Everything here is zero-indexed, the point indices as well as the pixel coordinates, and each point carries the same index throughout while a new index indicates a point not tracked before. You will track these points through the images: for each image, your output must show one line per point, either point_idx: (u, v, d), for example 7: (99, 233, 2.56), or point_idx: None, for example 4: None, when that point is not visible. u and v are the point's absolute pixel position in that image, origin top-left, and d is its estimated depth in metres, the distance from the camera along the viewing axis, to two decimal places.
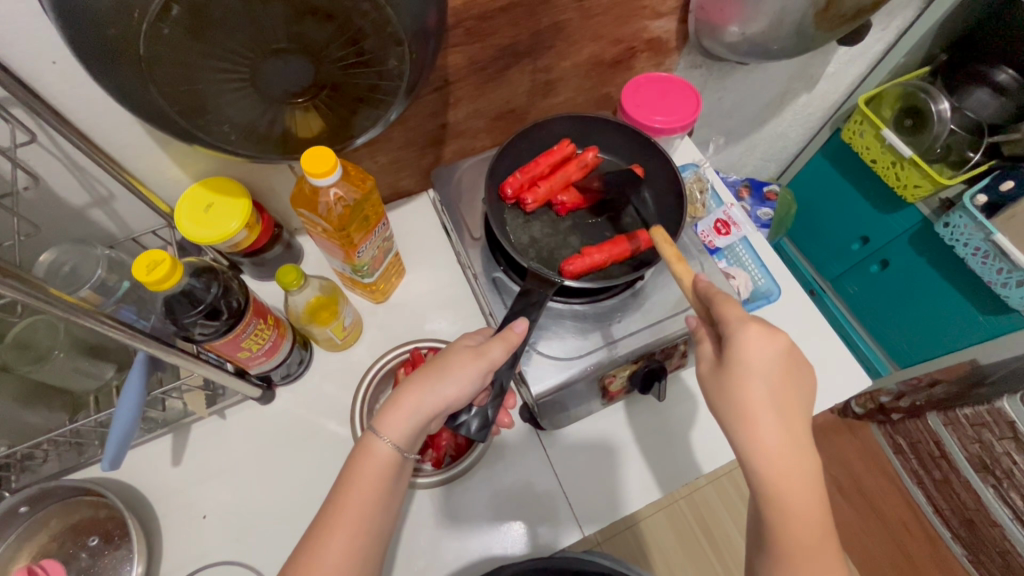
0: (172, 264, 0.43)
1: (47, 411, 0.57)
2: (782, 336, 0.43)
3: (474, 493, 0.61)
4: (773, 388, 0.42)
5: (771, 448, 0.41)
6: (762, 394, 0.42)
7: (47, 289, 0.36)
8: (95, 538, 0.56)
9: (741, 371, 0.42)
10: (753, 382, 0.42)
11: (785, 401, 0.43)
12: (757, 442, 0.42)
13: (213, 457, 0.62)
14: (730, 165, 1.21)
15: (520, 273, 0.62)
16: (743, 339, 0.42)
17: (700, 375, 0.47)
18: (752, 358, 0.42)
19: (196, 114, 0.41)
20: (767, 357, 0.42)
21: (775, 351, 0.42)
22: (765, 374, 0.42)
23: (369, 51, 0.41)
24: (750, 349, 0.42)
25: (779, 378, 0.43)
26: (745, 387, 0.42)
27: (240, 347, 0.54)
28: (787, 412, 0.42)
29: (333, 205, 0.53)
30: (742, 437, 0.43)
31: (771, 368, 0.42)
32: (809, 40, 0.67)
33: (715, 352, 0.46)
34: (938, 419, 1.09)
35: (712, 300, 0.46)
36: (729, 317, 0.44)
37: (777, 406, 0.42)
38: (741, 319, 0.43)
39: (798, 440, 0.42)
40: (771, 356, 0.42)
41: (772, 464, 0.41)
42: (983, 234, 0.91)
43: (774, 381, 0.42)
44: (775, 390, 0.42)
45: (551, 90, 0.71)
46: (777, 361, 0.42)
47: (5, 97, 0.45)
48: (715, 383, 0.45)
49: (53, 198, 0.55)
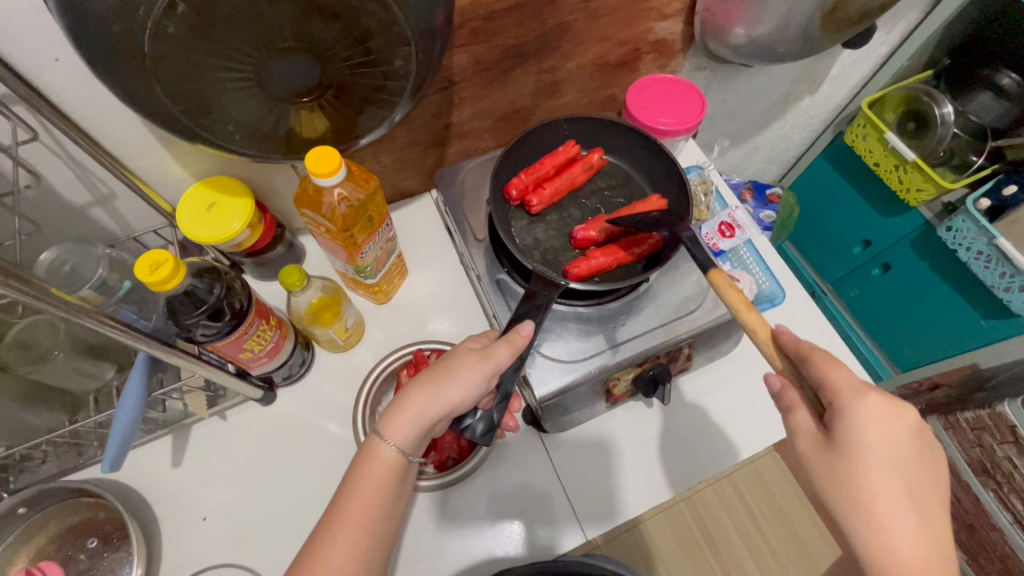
0: (175, 264, 0.43)
1: (46, 411, 0.57)
2: (905, 411, 0.40)
3: (475, 495, 0.61)
4: (901, 472, 0.39)
5: (899, 542, 0.37)
6: (890, 479, 0.39)
7: (51, 290, 0.35)
8: (94, 539, 0.55)
9: (862, 452, 0.39)
10: (877, 463, 0.39)
11: (913, 489, 0.39)
12: (883, 534, 0.38)
13: (213, 458, 0.62)
14: (733, 167, 1.20)
15: (524, 275, 0.61)
16: (861, 413, 0.39)
17: (799, 450, 0.43)
18: (874, 437, 0.39)
19: (200, 112, 0.40)
20: (889, 437, 0.39)
21: (901, 431, 0.39)
22: (892, 457, 0.39)
23: (376, 50, 0.41)
24: (873, 426, 0.39)
25: (907, 461, 0.39)
26: (868, 472, 0.39)
27: (242, 348, 0.53)
28: (920, 502, 0.38)
29: (336, 206, 0.53)
30: (862, 527, 0.39)
31: (898, 450, 0.39)
32: (815, 43, 0.67)
33: (815, 424, 0.43)
34: (939, 424, 1.18)
35: (808, 359, 0.43)
36: (839, 384, 0.41)
37: (908, 494, 0.39)
38: (855, 388, 0.40)
39: (932, 533, 0.38)
40: (897, 436, 0.39)
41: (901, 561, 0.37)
42: (985, 238, 0.91)
43: (903, 465, 0.39)
44: (902, 474, 0.39)
45: (555, 91, 0.70)
46: (901, 443, 0.39)
47: (7, 94, 0.44)
48: (824, 463, 0.41)
49: (54, 197, 0.54)
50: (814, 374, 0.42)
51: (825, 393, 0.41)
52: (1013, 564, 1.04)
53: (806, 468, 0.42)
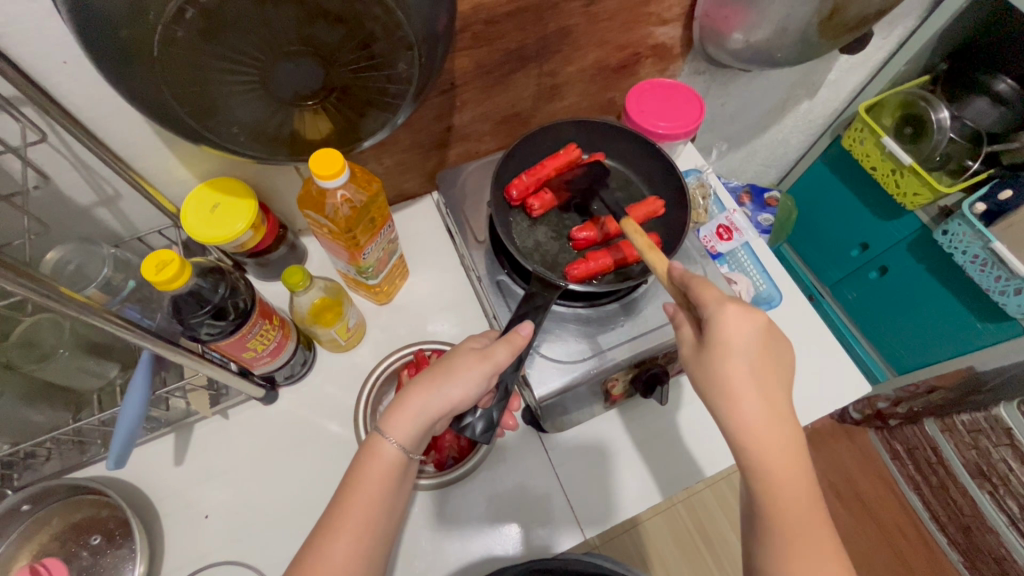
0: (181, 264, 0.44)
1: (50, 409, 0.57)
2: (758, 313, 0.44)
3: (475, 496, 0.61)
4: (753, 364, 0.44)
5: (752, 421, 0.43)
6: (741, 369, 0.44)
7: (59, 288, 0.36)
8: (97, 536, 0.56)
9: (722, 351, 0.44)
10: (734, 359, 0.44)
11: (765, 377, 0.44)
12: (741, 417, 0.43)
13: (215, 456, 0.62)
14: (731, 171, 1.21)
15: (524, 276, 0.62)
16: (723, 321, 0.44)
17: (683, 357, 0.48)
18: (730, 338, 0.44)
19: (205, 114, 0.41)
20: (744, 334, 0.44)
21: (754, 328, 0.44)
22: (745, 353, 0.44)
23: (380, 54, 0.42)
24: (729, 330, 0.43)
25: (758, 353, 0.44)
26: (728, 368, 0.43)
27: (245, 347, 0.54)
28: (769, 388, 0.44)
29: (340, 206, 0.54)
30: (727, 413, 0.44)
31: (751, 346, 0.44)
32: (812, 47, 0.68)
33: (696, 334, 0.48)
34: (935, 427, 1.18)
35: (689, 284, 0.46)
36: (706, 299, 0.45)
37: (760, 382, 0.44)
38: (719, 302, 0.44)
39: (780, 413, 0.44)
40: (750, 335, 0.44)
41: (754, 437, 0.43)
42: (982, 242, 0.91)
43: (754, 359, 0.44)
44: (755, 366, 0.44)
45: (556, 94, 0.71)
46: (753, 338, 0.44)
47: (15, 95, 0.45)
48: (699, 363, 0.46)
49: (61, 197, 0.55)
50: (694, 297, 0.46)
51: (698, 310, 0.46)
52: (1009, 565, 1.06)
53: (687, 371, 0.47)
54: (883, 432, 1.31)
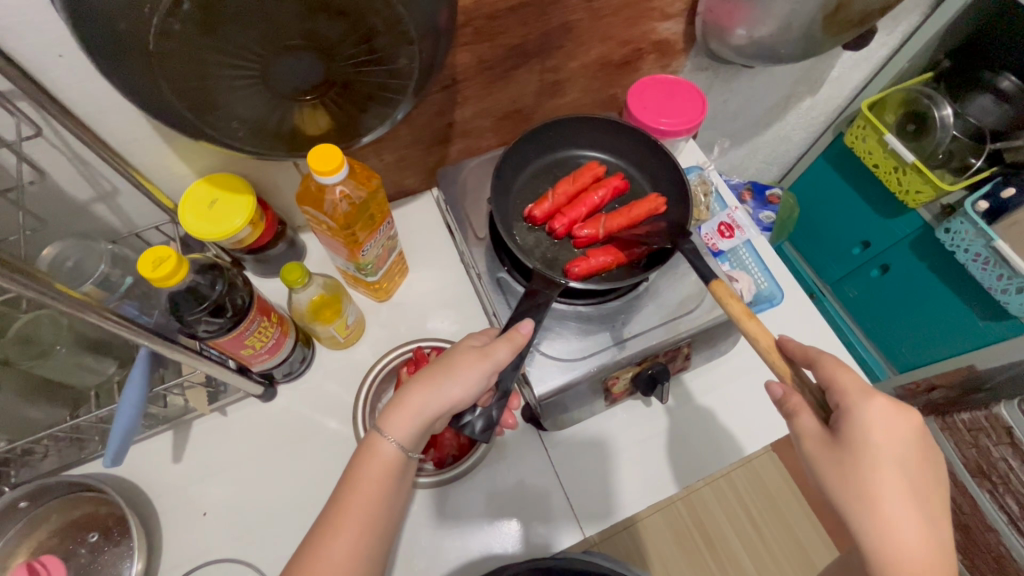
0: (178, 260, 0.43)
1: (48, 406, 0.57)
2: (911, 414, 0.41)
3: (474, 493, 0.61)
4: (907, 470, 0.40)
5: (902, 536, 0.39)
6: (893, 477, 0.40)
7: (55, 284, 0.36)
8: (95, 534, 0.55)
9: (870, 450, 0.40)
10: (886, 464, 0.40)
11: (920, 487, 0.40)
12: (891, 529, 0.39)
13: (214, 453, 0.62)
14: (733, 168, 1.21)
15: (524, 274, 0.62)
16: (868, 413, 0.41)
17: (804, 451, 0.44)
18: (882, 439, 0.40)
19: (205, 109, 0.41)
20: (898, 437, 0.40)
21: (907, 431, 0.41)
22: (899, 456, 0.40)
23: (381, 49, 0.41)
24: (880, 426, 0.40)
25: (912, 459, 0.41)
26: (877, 469, 0.40)
27: (244, 344, 0.54)
28: (923, 500, 0.40)
29: (338, 203, 0.53)
30: (869, 522, 0.40)
31: (905, 450, 0.40)
32: (816, 44, 0.67)
33: (820, 426, 0.43)
34: (935, 425, 1.17)
35: (817, 364, 0.44)
36: (848, 388, 0.42)
37: (912, 491, 0.40)
38: (864, 391, 0.42)
39: (936, 532, 0.39)
40: (904, 439, 0.40)
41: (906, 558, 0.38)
42: (983, 240, 0.91)
43: (909, 465, 0.40)
44: (908, 474, 0.40)
45: (558, 90, 0.70)
46: (908, 444, 0.41)
47: (11, 89, 0.44)
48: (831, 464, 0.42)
49: (58, 192, 0.54)
50: (823, 376, 0.44)
51: (834, 396, 0.43)
52: (1008, 565, 1.04)
53: (814, 470, 0.43)
54: None
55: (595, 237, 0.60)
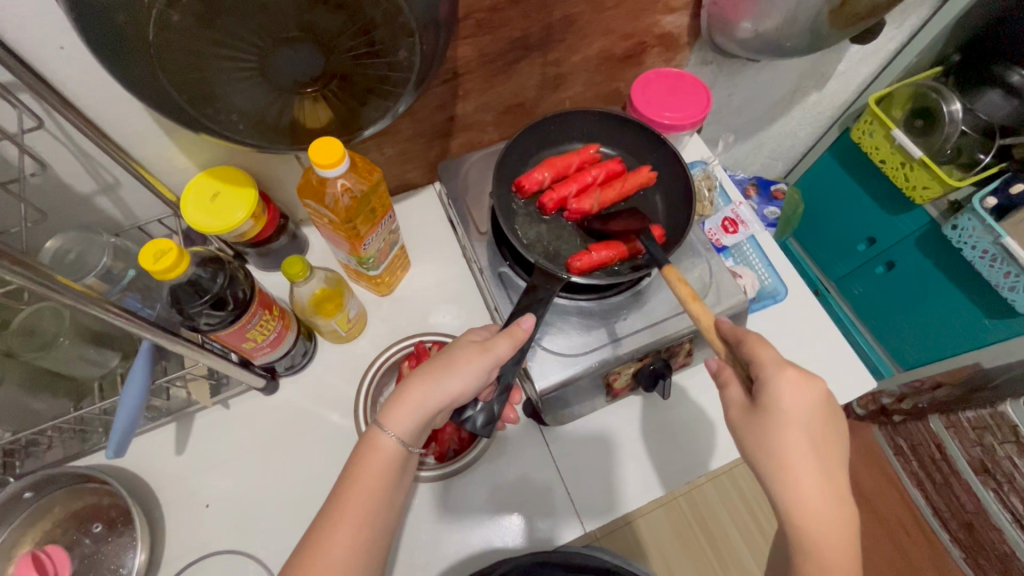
0: (179, 252, 0.43)
1: (52, 398, 0.57)
2: (820, 381, 0.42)
3: (474, 487, 0.61)
4: (811, 431, 0.42)
5: (810, 498, 0.40)
6: (795, 436, 0.42)
7: (56, 277, 0.36)
8: (98, 524, 0.56)
9: (774, 412, 0.42)
10: (790, 426, 0.42)
11: (823, 446, 0.42)
12: (790, 484, 0.41)
13: (217, 445, 0.62)
14: (739, 163, 1.20)
15: (526, 269, 0.61)
16: (775, 379, 0.42)
17: (730, 419, 0.46)
18: (787, 402, 0.42)
19: (205, 101, 0.41)
20: (803, 400, 0.42)
21: (812, 395, 0.42)
22: (802, 418, 0.42)
23: (381, 41, 0.41)
24: (788, 393, 0.42)
25: (816, 419, 0.42)
26: (782, 431, 0.42)
27: (246, 337, 0.53)
28: (826, 459, 0.42)
29: (340, 196, 0.53)
30: (775, 480, 0.42)
31: (809, 412, 0.42)
32: (822, 37, 0.66)
33: (744, 395, 0.46)
34: (939, 422, 1.16)
35: (744, 341, 0.46)
36: (764, 360, 0.44)
37: (815, 449, 0.42)
38: (775, 363, 0.43)
39: (837, 487, 0.41)
40: (808, 402, 0.42)
41: (803, 509, 0.40)
42: (992, 236, 0.90)
43: (812, 425, 0.42)
44: (812, 435, 0.42)
45: (560, 84, 0.70)
46: (812, 405, 0.42)
47: (12, 81, 0.44)
48: (748, 427, 0.44)
49: (61, 184, 0.54)
50: (747, 354, 0.45)
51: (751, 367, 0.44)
52: (1010, 563, 1.05)
53: (736, 435, 0.45)
54: (886, 427, 1.32)
55: (586, 210, 0.60)
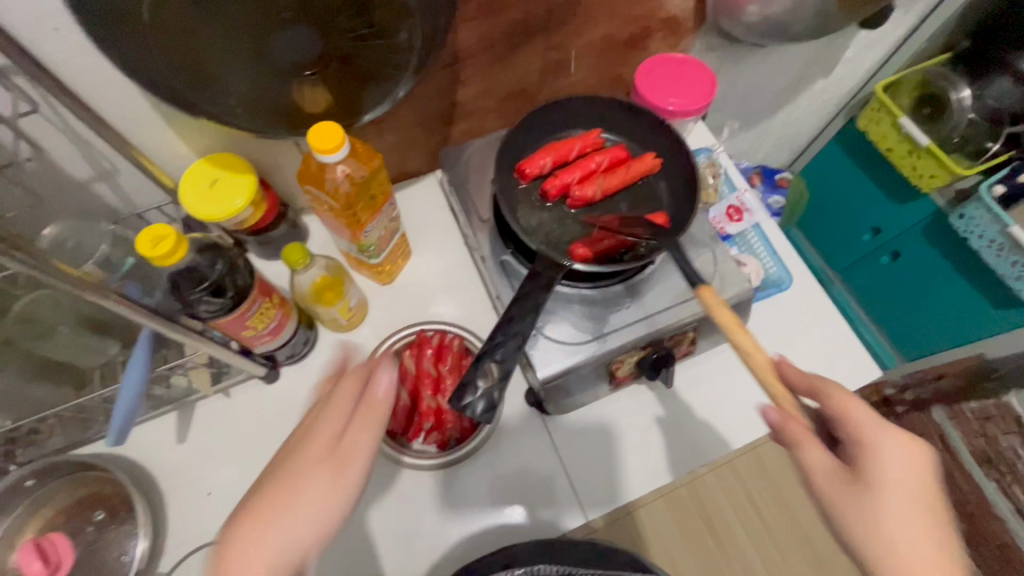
0: (177, 239, 0.42)
1: (52, 386, 0.57)
2: (927, 449, 0.40)
3: (474, 475, 0.61)
4: (922, 503, 0.38)
5: None
6: (907, 509, 0.38)
7: (52, 263, 0.35)
8: (101, 512, 0.56)
9: (885, 480, 0.39)
10: (900, 496, 0.38)
11: (937, 521, 0.38)
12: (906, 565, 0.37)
13: (218, 434, 0.62)
14: (743, 152, 1.18)
15: (528, 257, 0.60)
16: (886, 445, 0.39)
17: (817, 493, 0.41)
18: (897, 468, 0.39)
19: (202, 85, 0.40)
20: (909, 468, 0.39)
21: (922, 462, 0.39)
22: (911, 489, 0.39)
23: (381, 21, 0.40)
24: (895, 458, 0.39)
25: (925, 490, 0.39)
26: (894, 504, 0.38)
27: (246, 325, 0.53)
28: (942, 538, 0.38)
29: (340, 183, 0.52)
30: (889, 562, 0.37)
31: (918, 482, 0.39)
32: (830, 21, 0.65)
33: (829, 462, 0.41)
34: (942, 413, 1.13)
35: (825, 394, 0.43)
36: (863, 421, 0.41)
37: (931, 526, 0.38)
38: (879, 425, 0.40)
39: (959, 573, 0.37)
40: (915, 470, 0.39)
41: None
42: (998, 226, 0.89)
43: (922, 497, 0.39)
44: (924, 509, 0.38)
45: (563, 70, 0.69)
46: (920, 475, 0.39)
47: (6, 65, 0.44)
48: (847, 502, 0.39)
49: (58, 171, 0.54)
50: (831, 408, 0.43)
51: (849, 429, 0.41)
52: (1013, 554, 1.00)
53: (828, 514, 0.40)
54: None
55: (589, 197, 0.60)
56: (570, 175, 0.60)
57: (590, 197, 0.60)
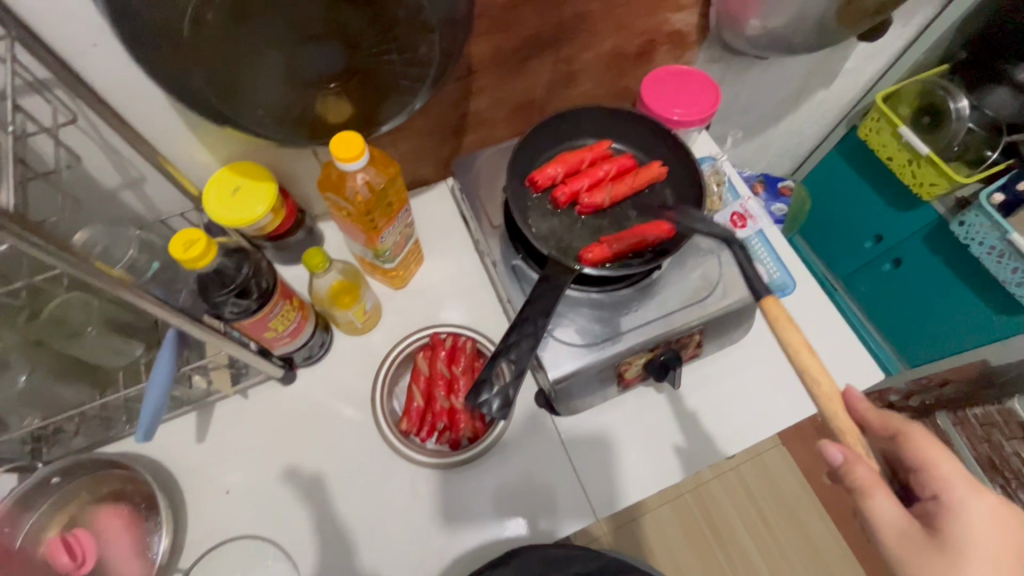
0: (208, 243, 0.44)
1: (78, 386, 0.59)
2: (1015, 519, 0.43)
3: (485, 473, 0.63)
4: (1000, 567, 0.41)
5: None
6: (986, 569, 0.40)
7: (94, 263, 0.37)
8: (124, 509, 0.58)
9: (969, 542, 0.41)
10: (980, 556, 0.41)
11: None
12: None
13: (236, 434, 0.64)
14: (746, 161, 1.21)
15: (538, 261, 0.62)
16: (972, 506, 0.42)
17: (882, 535, 0.43)
18: (983, 530, 0.41)
19: (230, 95, 0.42)
20: (989, 533, 0.41)
21: (1006, 530, 0.42)
22: (989, 552, 0.41)
23: (402, 37, 0.43)
24: (986, 522, 0.42)
25: (1003, 554, 0.41)
26: (974, 562, 0.40)
27: (268, 327, 0.55)
28: None
29: (360, 190, 0.55)
30: None
31: (998, 546, 0.41)
32: (830, 34, 0.67)
33: (897, 511, 0.42)
34: (947, 419, 1.15)
35: (907, 439, 0.45)
36: (954, 480, 0.43)
37: None
38: (972, 486, 0.43)
39: None
40: (996, 536, 0.41)
41: None
42: (999, 233, 0.91)
43: (1000, 559, 0.41)
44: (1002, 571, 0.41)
45: (572, 81, 0.71)
46: (1000, 540, 0.41)
47: (48, 78, 0.46)
48: (917, 552, 0.41)
49: (89, 179, 0.56)
50: (914, 455, 0.45)
51: (935, 484, 0.44)
52: None
53: (895, 559, 0.42)
54: None
55: (597, 204, 0.62)
56: (580, 181, 0.62)
57: (599, 203, 0.62)
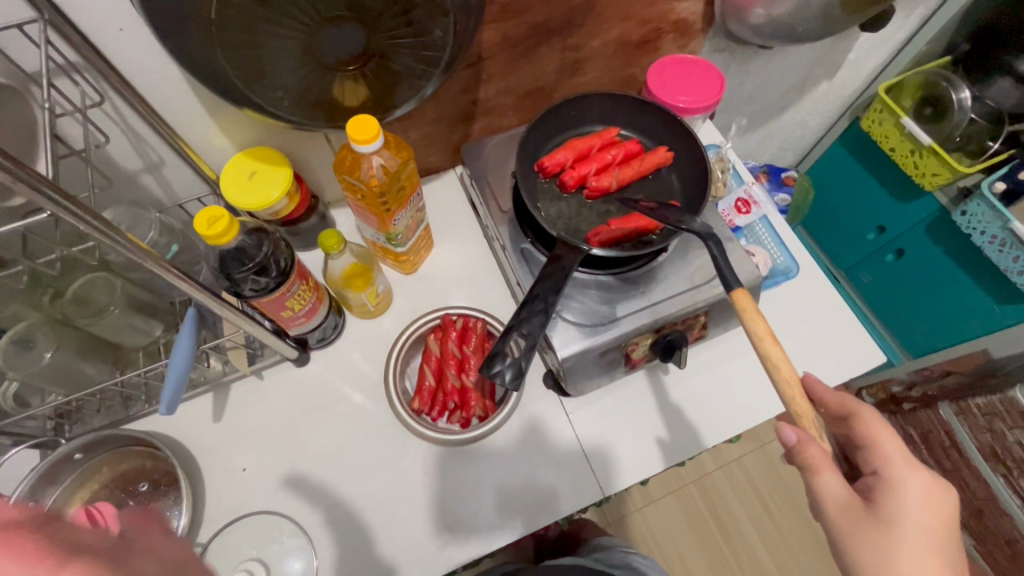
0: (230, 220, 0.46)
1: (101, 364, 0.61)
2: (950, 494, 0.45)
3: (495, 451, 0.64)
4: (931, 540, 0.43)
5: None
6: (912, 541, 0.42)
7: (124, 234, 0.38)
8: (144, 484, 0.59)
9: (902, 516, 0.43)
10: (910, 528, 0.43)
11: (940, 558, 0.43)
12: None
13: (251, 413, 0.65)
14: (750, 152, 1.22)
15: (547, 245, 0.64)
16: (907, 482, 0.44)
17: (824, 509, 0.45)
18: (913, 503, 0.44)
19: (254, 78, 0.43)
20: (922, 508, 0.43)
21: (940, 505, 0.44)
22: (922, 525, 0.43)
23: (418, 20, 0.44)
24: (916, 498, 0.44)
25: (935, 528, 0.43)
26: (904, 535, 0.43)
27: (285, 306, 0.57)
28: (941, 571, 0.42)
29: (375, 171, 0.56)
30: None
31: (928, 521, 0.43)
32: (834, 23, 0.68)
33: (840, 488, 0.44)
34: (950, 409, 1.16)
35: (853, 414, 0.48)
36: (895, 458, 0.46)
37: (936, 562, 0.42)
38: (911, 464, 0.45)
39: None
40: (928, 511, 0.43)
41: None
42: (1001, 222, 0.92)
43: (931, 534, 0.43)
44: (934, 543, 0.43)
45: (579, 69, 0.72)
46: (934, 515, 0.44)
47: (77, 62, 0.48)
48: (851, 525, 0.43)
49: (112, 162, 0.58)
50: (863, 429, 0.48)
51: (878, 463, 0.46)
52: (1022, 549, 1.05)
53: (834, 534, 0.44)
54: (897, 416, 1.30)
55: (605, 187, 0.63)
56: (587, 166, 0.64)
57: (607, 187, 0.63)
